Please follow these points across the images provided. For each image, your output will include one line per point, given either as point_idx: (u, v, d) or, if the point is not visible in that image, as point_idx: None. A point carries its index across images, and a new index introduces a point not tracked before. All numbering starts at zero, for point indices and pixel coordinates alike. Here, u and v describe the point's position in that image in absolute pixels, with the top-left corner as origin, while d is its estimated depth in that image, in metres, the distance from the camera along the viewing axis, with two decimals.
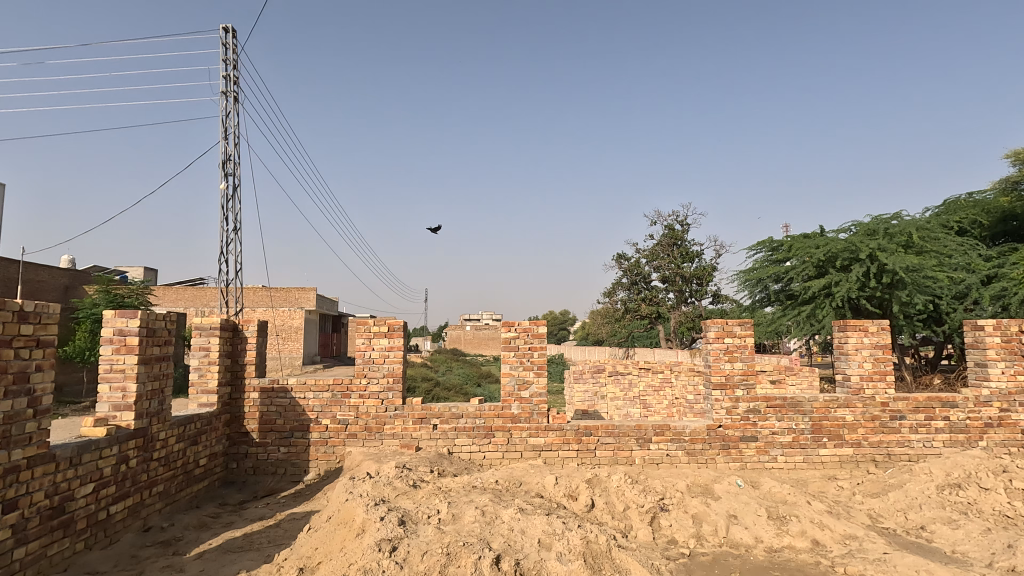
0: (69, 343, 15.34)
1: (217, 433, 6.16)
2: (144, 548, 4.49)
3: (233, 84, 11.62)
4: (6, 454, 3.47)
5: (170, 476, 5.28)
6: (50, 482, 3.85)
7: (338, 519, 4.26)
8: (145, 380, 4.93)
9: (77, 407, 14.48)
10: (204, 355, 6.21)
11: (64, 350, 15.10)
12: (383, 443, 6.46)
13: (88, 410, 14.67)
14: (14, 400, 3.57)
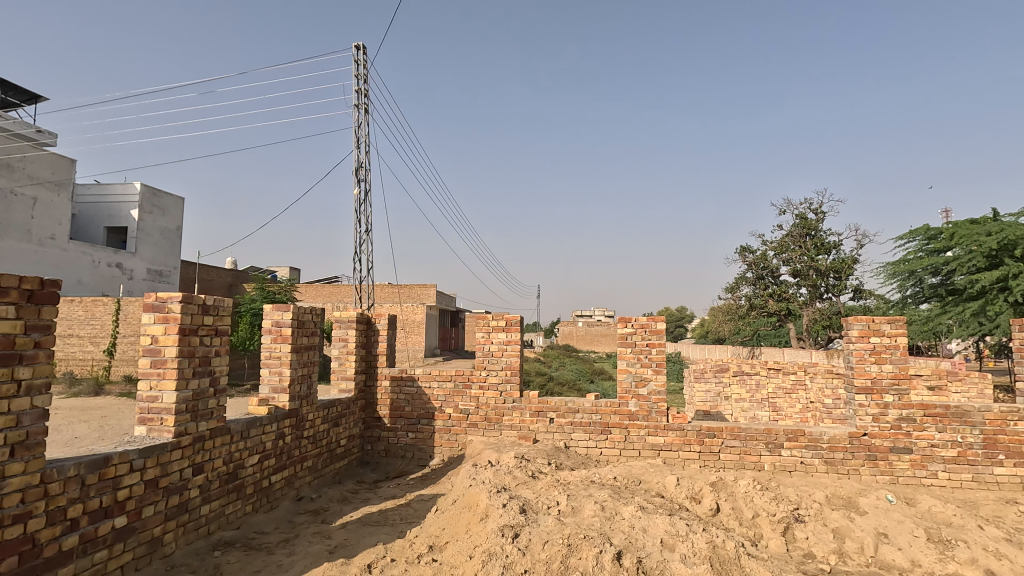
0: (235, 334, 17.65)
1: (354, 417, 6.75)
2: (298, 515, 5.08)
3: (363, 97, 12.60)
4: (194, 425, 4.13)
5: (317, 453, 5.89)
6: (227, 451, 4.49)
7: (462, 503, 4.49)
8: (297, 366, 5.54)
9: (242, 388, 16.64)
10: (342, 345, 6.85)
11: (231, 340, 17.42)
12: (502, 433, 6.68)
13: (251, 390, 16.83)
14: (200, 380, 4.22)
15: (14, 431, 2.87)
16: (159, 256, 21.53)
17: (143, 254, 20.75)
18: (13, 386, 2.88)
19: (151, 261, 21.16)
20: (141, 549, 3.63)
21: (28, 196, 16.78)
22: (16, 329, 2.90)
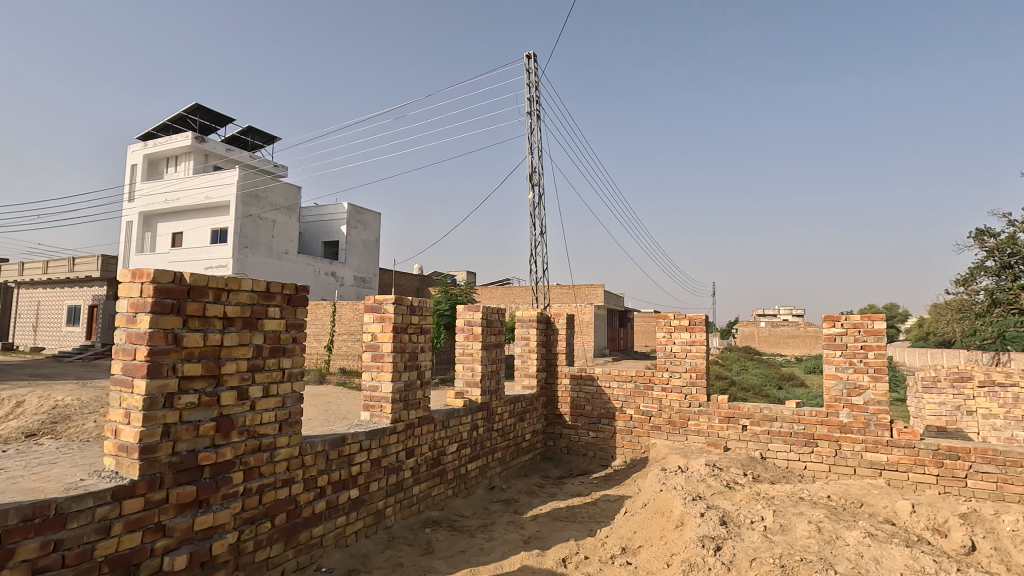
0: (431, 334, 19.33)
1: (537, 413, 6.97)
2: (492, 503, 5.42)
3: (535, 104, 13.01)
4: (407, 413, 4.63)
5: (506, 446, 6.22)
6: (432, 438, 4.96)
7: (653, 507, 4.37)
8: (487, 363, 5.89)
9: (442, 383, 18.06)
10: (524, 343, 7.12)
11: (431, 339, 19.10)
12: (688, 439, 6.36)
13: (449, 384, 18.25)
14: (410, 373, 4.71)
15: (281, 410, 3.49)
16: (363, 265, 24.73)
17: (351, 264, 24.05)
18: (279, 372, 3.49)
19: (357, 269, 24.41)
20: (370, 518, 4.18)
21: (270, 220, 20.51)
22: (281, 326, 3.51)
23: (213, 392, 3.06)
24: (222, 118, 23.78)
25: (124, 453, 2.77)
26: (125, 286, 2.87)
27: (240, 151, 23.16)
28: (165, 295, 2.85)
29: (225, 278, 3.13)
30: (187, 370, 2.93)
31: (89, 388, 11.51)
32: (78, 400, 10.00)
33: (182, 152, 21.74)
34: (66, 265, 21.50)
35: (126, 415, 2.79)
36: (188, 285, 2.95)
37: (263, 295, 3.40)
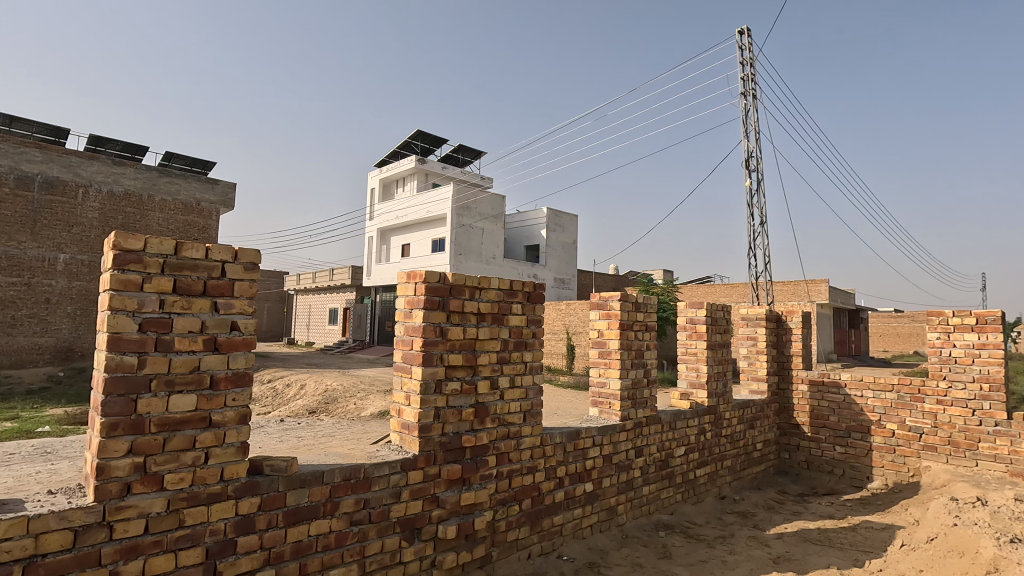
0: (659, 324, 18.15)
1: (769, 421, 6.30)
2: (726, 514, 5.05)
3: (749, 82, 11.89)
4: (635, 411, 4.57)
5: (735, 454, 5.75)
6: (660, 439, 4.81)
7: (945, 543, 3.72)
8: (713, 364, 5.52)
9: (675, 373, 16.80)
10: (751, 343, 6.52)
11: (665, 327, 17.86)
12: (979, 465, 5.14)
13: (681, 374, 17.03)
14: (637, 371, 4.63)
15: (524, 401, 3.68)
16: (561, 267, 25.48)
17: (550, 266, 24.95)
18: (522, 366, 3.68)
19: (556, 271, 25.23)
20: (604, 514, 4.20)
21: (479, 228, 22.35)
22: (522, 322, 3.70)
23: (471, 381, 3.36)
24: (438, 140, 26.74)
25: (406, 430, 3.19)
26: (402, 286, 3.31)
27: (453, 168, 25.77)
28: (434, 293, 3.20)
29: (477, 277, 3.41)
30: (451, 360, 3.26)
31: (349, 376, 13.86)
32: (343, 385, 12.11)
33: (408, 173, 25.02)
34: (328, 275, 26.34)
35: (407, 397, 3.22)
36: (449, 284, 3.28)
37: (508, 293, 3.62)
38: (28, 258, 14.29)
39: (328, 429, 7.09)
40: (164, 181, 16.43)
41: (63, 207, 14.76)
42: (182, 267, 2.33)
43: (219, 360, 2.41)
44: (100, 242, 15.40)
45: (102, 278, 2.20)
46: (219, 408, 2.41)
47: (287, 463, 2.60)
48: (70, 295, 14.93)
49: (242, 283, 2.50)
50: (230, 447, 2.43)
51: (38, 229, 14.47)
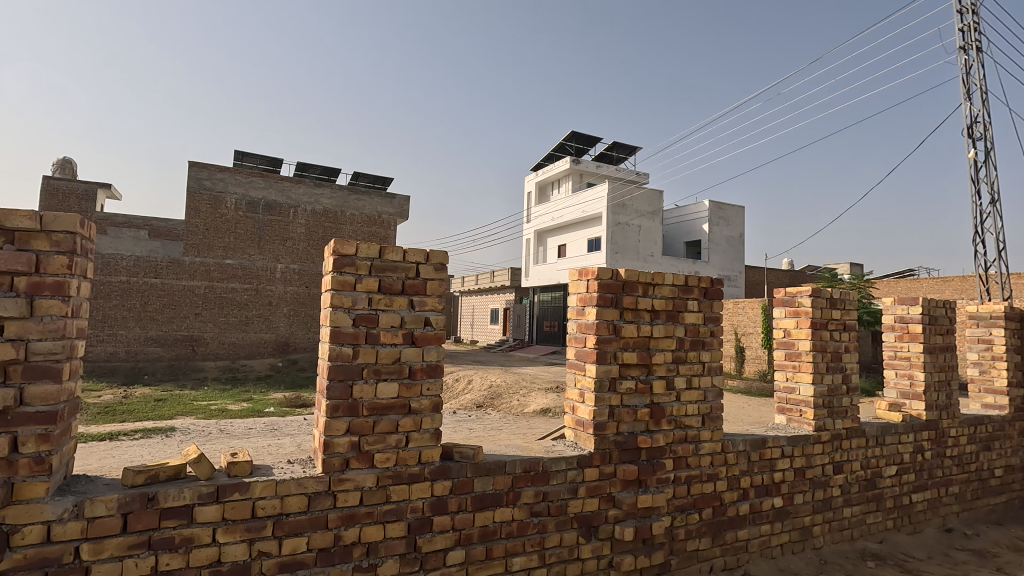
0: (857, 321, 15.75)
1: (1011, 443, 5.16)
2: (956, 551, 4.23)
3: (972, 32, 9.83)
4: (832, 421, 4.05)
5: (965, 480, 4.79)
6: (864, 456, 4.19)
7: None
8: (932, 371, 4.66)
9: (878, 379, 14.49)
10: (985, 347, 5.37)
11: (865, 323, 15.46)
12: None
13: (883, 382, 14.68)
14: (833, 376, 4.09)
15: (703, 404, 3.46)
16: (727, 263, 23.72)
17: (714, 262, 23.38)
18: (700, 366, 3.46)
19: (721, 268, 23.56)
20: (796, 534, 3.78)
21: (636, 226, 21.79)
22: (700, 319, 3.48)
23: (646, 380, 3.25)
24: (593, 139, 26.66)
25: (582, 427, 3.19)
26: (574, 283, 3.33)
27: (608, 166, 25.51)
28: (607, 289, 3.16)
29: (651, 272, 3.28)
30: (625, 358, 3.19)
31: (511, 373, 14.43)
32: (507, 381, 12.65)
33: (563, 175, 25.36)
34: (489, 277, 27.81)
35: (581, 394, 3.23)
36: (622, 280, 3.20)
37: (683, 289, 3.43)
38: (256, 268, 17.33)
39: (497, 423, 7.45)
40: (353, 198, 18.74)
41: (280, 224, 17.66)
42: (385, 269, 2.61)
43: (416, 352, 2.65)
44: (306, 253, 18.08)
45: (325, 279, 2.55)
46: (417, 396, 2.64)
47: (474, 451, 2.76)
48: (285, 298, 17.77)
49: (433, 282, 2.71)
50: (426, 433, 2.65)
51: (263, 244, 17.47)
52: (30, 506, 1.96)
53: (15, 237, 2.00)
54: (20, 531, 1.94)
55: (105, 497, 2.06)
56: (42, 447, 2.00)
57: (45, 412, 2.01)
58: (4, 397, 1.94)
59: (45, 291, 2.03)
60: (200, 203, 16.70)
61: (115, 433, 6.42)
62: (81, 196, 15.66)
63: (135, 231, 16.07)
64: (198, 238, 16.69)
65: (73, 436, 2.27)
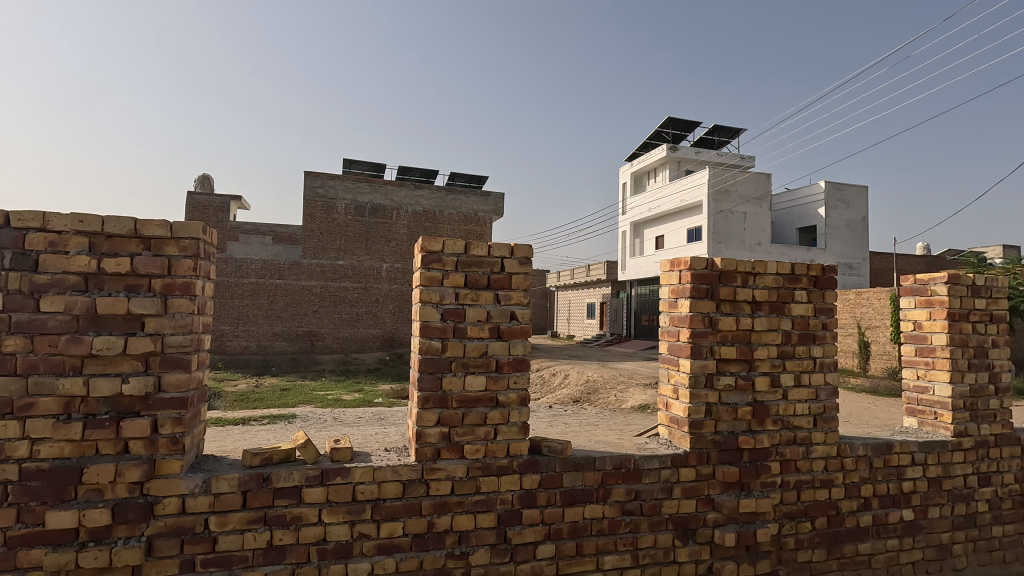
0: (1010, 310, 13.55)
1: None
2: None
3: None
4: (975, 427, 3.54)
5: None
6: (1018, 467, 3.63)
7: None
8: None
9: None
10: None
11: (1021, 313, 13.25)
12: None
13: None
14: (977, 374, 3.57)
15: (815, 403, 3.16)
16: (848, 250, 21.56)
17: (833, 249, 21.34)
18: (810, 362, 3.16)
19: (840, 255, 21.47)
20: (932, 552, 3.35)
21: (741, 213, 20.45)
22: (809, 311, 3.18)
23: (748, 376, 3.03)
24: (691, 124, 25.45)
25: (676, 424, 3.05)
26: (666, 275, 3.18)
27: (709, 151, 24.22)
28: (701, 280, 2.98)
29: (752, 260, 3.05)
30: (723, 354, 2.99)
31: (608, 368, 14.20)
32: (604, 376, 12.46)
33: (661, 163, 24.45)
34: (585, 271, 27.55)
35: (675, 390, 3.08)
36: (719, 270, 3.01)
37: (789, 278, 3.15)
38: (364, 268, 18.51)
39: (593, 418, 7.35)
40: (450, 198, 19.38)
41: (384, 226, 18.72)
42: (471, 264, 2.65)
43: (502, 346, 2.67)
44: (408, 252, 19.00)
45: (414, 276, 2.65)
46: (504, 390, 2.66)
47: (563, 446, 2.74)
48: (390, 296, 18.83)
49: (518, 276, 2.71)
50: (514, 426, 2.66)
51: (369, 245, 18.61)
52: (168, 481, 2.23)
53: (151, 244, 2.29)
54: (161, 503, 2.22)
55: (228, 475, 2.30)
56: (176, 429, 2.27)
57: (178, 398, 2.28)
58: (146, 384, 2.22)
59: (176, 290, 2.29)
60: (314, 209, 18.11)
61: (247, 419, 7.16)
62: (217, 208, 17.62)
63: (261, 237, 17.79)
64: (314, 242, 18.12)
65: (204, 420, 2.56)
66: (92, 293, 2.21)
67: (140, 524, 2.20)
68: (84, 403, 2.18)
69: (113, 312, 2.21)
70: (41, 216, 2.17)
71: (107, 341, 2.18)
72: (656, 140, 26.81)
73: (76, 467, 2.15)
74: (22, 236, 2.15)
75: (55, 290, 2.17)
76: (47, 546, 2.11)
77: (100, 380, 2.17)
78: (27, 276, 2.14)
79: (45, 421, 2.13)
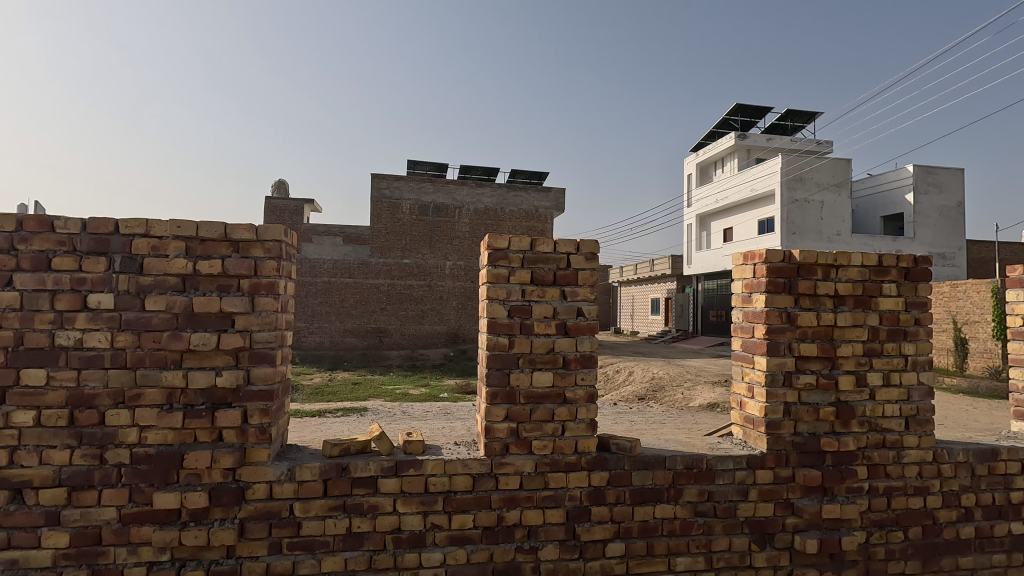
0: None
1: None
2: None
3: None
4: None
5: None
6: None
7: None
8: None
9: None
10: None
11: None
12: None
13: None
14: None
15: (906, 404, 2.94)
16: (940, 238, 19.85)
17: (923, 238, 19.72)
18: (900, 360, 2.94)
19: (932, 244, 19.82)
20: None
21: (818, 201, 19.25)
22: (899, 305, 2.95)
23: (830, 375, 2.87)
24: (761, 109, 24.26)
25: (751, 425, 2.94)
26: (739, 268, 3.06)
27: (781, 138, 23.01)
28: (777, 274, 2.84)
29: (834, 252, 2.87)
30: (803, 350, 2.84)
31: (674, 365, 13.83)
32: (670, 373, 12.13)
33: (729, 152, 23.47)
34: (649, 266, 26.94)
35: (750, 388, 2.97)
36: (797, 263, 2.85)
37: (877, 270, 2.94)
38: (429, 266, 18.98)
39: (660, 416, 7.15)
40: (511, 195, 19.46)
41: (447, 224, 19.10)
42: (537, 260, 2.66)
43: (569, 343, 2.66)
44: (471, 249, 19.29)
45: (481, 272, 2.70)
46: (572, 386, 2.65)
47: (632, 444, 2.69)
48: (454, 293, 19.21)
49: (584, 272, 2.69)
50: (582, 423, 2.65)
51: (433, 244, 19.04)
52: (257, 468, 2.39)
53: (239, 247, 2.44)
54: (252, 488, 2.38)
55: (310, 464, 2.43)
56: (264, 420, 2.42)
57: (265, 391, 2.43)
58: (236, 377, 2.39)
59: (262, 290, 2.44)
60: (381, 209, 18.71)
61: (323, 411, 7.53)
62: (293, 211, 18.60)
63: (333, 238, 18.63)
64: (381, 242, 18.73)
65: (288, 412, 2.72)
66: (189, 292, 2.40)
67: (234, 507, 2.36)
68: (184, 395, 2.37)
69: (207, 310, 2.38)
70: (145, 223, 2.38)
71: (202, 337, 2.37)
72: (723, 128, 25.76)
73: (178, 453, 2.34)
74: (129, 241, 2.36)
75: (158, 291, 2.38)
76: (155, 524, 2.31)
77: (197, 373, 2.36)
78: (134, 277, 2.36)
79: (151, 410, 2.34)
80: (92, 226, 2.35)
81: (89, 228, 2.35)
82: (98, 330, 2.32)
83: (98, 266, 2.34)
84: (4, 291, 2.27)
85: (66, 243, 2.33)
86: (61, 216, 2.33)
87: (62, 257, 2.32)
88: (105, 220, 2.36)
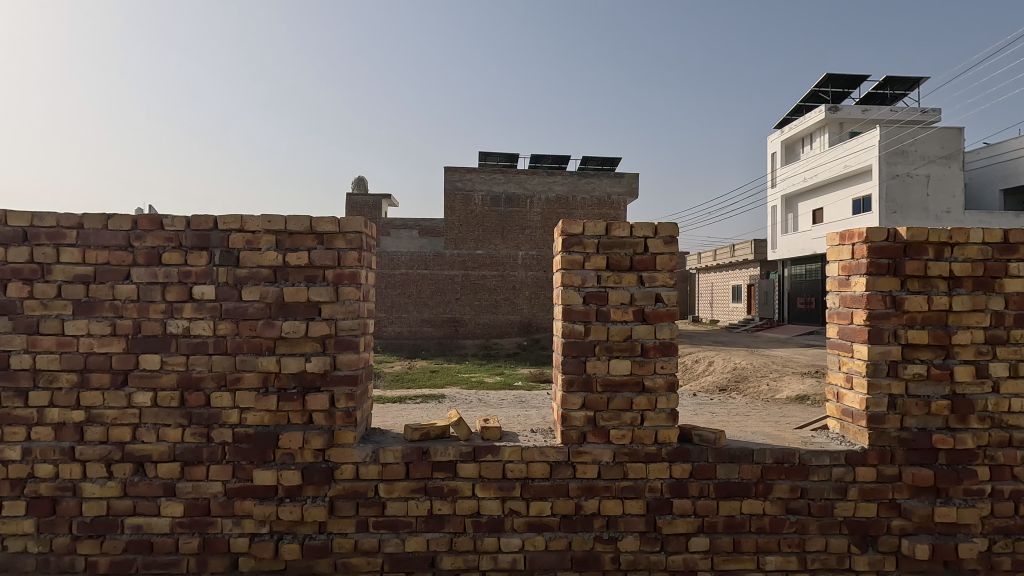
0: None
1: None
2: None
3: None
4: None
5: None
6: None
7: None
8: None
9: None
10: None
11: None
12: None
13: None
14: None
15: None
16: None
17: None
18: None
19: None
20: None
21: (924, 175, 17.40)
22: None
23: (944, 365, 2.58)
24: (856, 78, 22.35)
25: (850, 418, 2.73)
26: (835, 250, 2.83)
27: (879, 108, 21.10)
28: (881, 254, 2.59)
29: (947, 228, 2.58)
30: (911, 338, 2.58)
31: (757, 355, 13.12)
32: (754, 364, 11.52)
33: (818, 127, 21.84)
34: (729, 251, 25.73)
35: (849, 379, 2.74)
36: (903, 241, 2.58)
37: (1001, 248, 2.61)
38: (501, 257, 19.17)
39: (745, 408, 6.79)
40: (584, 181, 19.16)
41: (519, 214, 19.14)
42: (612, 246, 2.59)
43: (648, 330, 2.57)
44: (544, 239, 19.24)
45: (555, 259, 2.66)
46: (650, 374, 2.57)
47: (716, 435, 2.58)
48: (527, 283, 19.29)
49: (663, 256, 2.58)
50: (662, 413, 2.56)
51: (505, 234, 19.18)
52: (344, 449, 2.51)
53: (324, 239, 2.56)
54: (340, 468, 2.50)
55: (393, 447, 2.52)
56: (349, 404, 2.53)
57: (350, 375, 2.54)
58: (324, 363, 2.51)
59: (345, 280, 2.55)
60: (454, 202, 19.01)
61: (404, 397, 7.82)
62: (371, 206, 19.38)
63: (409, 232, 19.28)
64: (455, 233, 19.10)
65: (371, 397, 2.83)
66: (280, 283, 2.54)
67: (324, 486, 2.49)
68: (277, 378, 2.52)
69: (296, 300, 2.51)
70: (240, 218, 2.54)
71: (293, 325, 2.50)
72: (811, 101, 23.98)
73: (273, 434, 2.50)
74: (227, 237, 2.54)
75: (253, 282, 2.54)
76: (255, 498, 2.48)
77: (289, 359, 2.50)
78: (232, 270, 2.53)
79: (250, 393, 2.51)
80: (196, 223, 2.54)
81: (192, 225, 2.54)
82: (202, 319, 2.51)
83: (200, 260, 2.53)
84: (124, 284, 2.50)
85: (173, 239, 2.53)
86: (169, 215, 2.54)
87: (170, 253, 2.52)
88: (205, 218, 2.54)
